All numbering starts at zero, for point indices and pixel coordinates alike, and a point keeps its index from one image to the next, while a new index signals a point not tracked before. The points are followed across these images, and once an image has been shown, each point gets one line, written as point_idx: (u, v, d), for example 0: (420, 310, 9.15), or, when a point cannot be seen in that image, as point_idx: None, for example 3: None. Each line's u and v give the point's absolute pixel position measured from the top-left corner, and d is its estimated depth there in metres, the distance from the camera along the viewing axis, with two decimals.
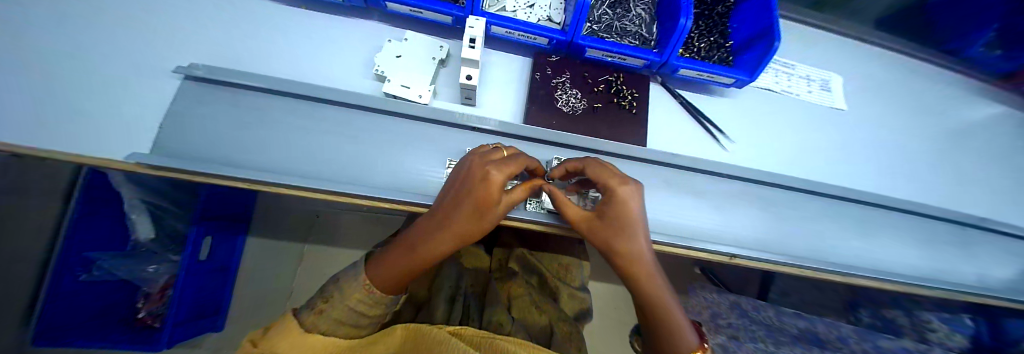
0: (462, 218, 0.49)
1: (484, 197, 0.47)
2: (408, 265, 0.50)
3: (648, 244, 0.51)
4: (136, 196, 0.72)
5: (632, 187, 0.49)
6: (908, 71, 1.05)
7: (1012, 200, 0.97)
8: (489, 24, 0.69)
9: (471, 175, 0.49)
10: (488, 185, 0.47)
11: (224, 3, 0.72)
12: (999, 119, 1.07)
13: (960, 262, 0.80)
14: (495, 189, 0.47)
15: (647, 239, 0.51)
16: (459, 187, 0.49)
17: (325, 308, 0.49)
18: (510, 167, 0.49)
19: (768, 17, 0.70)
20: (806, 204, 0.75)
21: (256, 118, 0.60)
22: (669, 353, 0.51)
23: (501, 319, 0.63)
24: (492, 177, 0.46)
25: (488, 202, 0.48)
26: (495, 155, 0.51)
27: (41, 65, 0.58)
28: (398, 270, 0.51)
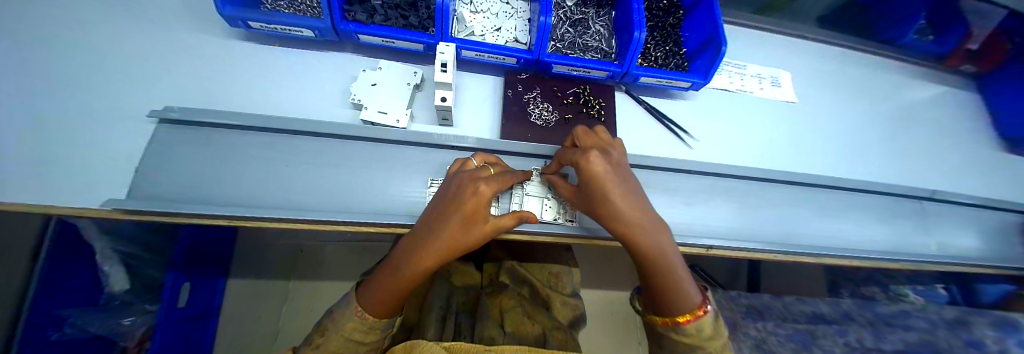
0: (450, 228, 0.50)
1: (472, 209, 0.50)
2: (397, 282, 0.51)
3: (635, 209, 0.49)
4: (108, 245, 0.73)
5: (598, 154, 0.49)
6: (850, 62, 1.14)
7: (963, 171, 1.04)
8: (459, 48, 0.72)
9: (460, 190, 0.51)
10: (478, 195, 0.50)
11: (197, 47, 0.74)
12: (938, 98, 1.17)
13: (922, 235, 0.85)
14: (484, 202, 0.50)
15: (629, 203, 0.49)
16: (448, 201, 0.52)
17: (320, 342, 0.50)
18: (499, 182, 0.52)
19: (714, 26, 0.77)
20: (771, 192, 0.80)
21: (234, 155, 0.60)
22: (673, 318, 0.48)
23: (492, 333, 0.63)
24: (481, 192, 0.50)
25: (476, 213, 0.51)
26: (483, 170, 0.55)
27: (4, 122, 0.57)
28: (390, 285, 0.51)
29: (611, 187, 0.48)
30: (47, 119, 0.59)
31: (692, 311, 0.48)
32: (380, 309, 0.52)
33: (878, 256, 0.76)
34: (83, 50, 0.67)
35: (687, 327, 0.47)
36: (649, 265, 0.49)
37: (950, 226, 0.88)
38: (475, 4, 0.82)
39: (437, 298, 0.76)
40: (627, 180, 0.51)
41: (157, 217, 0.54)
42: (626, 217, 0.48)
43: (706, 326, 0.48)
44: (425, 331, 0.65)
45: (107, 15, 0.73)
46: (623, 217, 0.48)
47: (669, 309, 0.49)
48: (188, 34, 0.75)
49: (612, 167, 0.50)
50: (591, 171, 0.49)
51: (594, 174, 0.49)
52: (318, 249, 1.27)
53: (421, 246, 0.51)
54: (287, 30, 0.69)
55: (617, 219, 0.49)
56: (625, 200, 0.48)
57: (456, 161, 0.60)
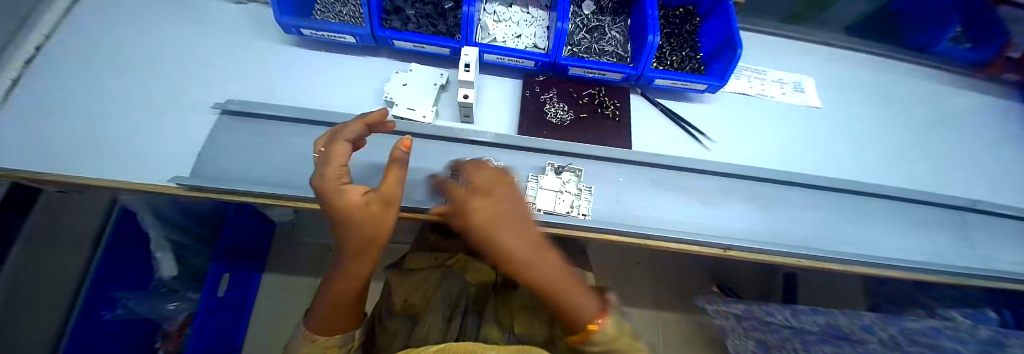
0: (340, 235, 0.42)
1: (335, 208, 0.42)
2: (333, 298, 0.44)
3: (509, 208, 0.42)
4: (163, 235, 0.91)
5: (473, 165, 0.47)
6: (881, 70, 1.11)
7: (1014, 184, 0.97)
8: (481, 52, 0.78)
9: (320, 194, 0.43)
10: (337, 192, 0.42)
11: (254, 52, 0.84)
12: (980, 107, 1.11)
13: (965, 248, 0.80)
14: (349, 196, 0.42)
15: (507, 205, 0.42)
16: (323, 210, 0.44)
17: None
18: (334, 167, 0.43)
19: (729, 31, 0.78)
20: (793, 195, 0.77)
21: (280, 143, 0.68)
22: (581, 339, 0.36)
23: (493, 336, 0.63)
24: (329, 189, 0.41)
25: (338, 213, 0.42)
26: (327, 156, 0.45)
27: (87, 112, 0.68)
28: (324, 304, 0.45)
29: (480, 190, 0.43)
30: (136, 111, 0.70)
31: (593, 320, 0.35)
32: (327, 325, 0.45)
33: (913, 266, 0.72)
34: (165, 56, 0.80)
35: (596, 340, 0.34)
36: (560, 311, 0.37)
37: (993, 239, 0.82)
38: (498, 14, 0.89)
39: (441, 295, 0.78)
40: (511, 207, 0.41)
41: (210, 196, 0.62)
42: (495, 222, 0.40)
43: (610, 332, 0.35)
44: (427, 326, 0.66)
45: (184, 26, 0.86)
46: (512, 252, 0.38)
47: (572, 327, 0.36)
48: (248, 41, 0.86)
49: (476, 174, 0.46)
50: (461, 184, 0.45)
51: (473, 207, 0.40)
52: None
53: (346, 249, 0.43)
54: (332, 37, 0.78)
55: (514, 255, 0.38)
56: (488, 202, 0.41)
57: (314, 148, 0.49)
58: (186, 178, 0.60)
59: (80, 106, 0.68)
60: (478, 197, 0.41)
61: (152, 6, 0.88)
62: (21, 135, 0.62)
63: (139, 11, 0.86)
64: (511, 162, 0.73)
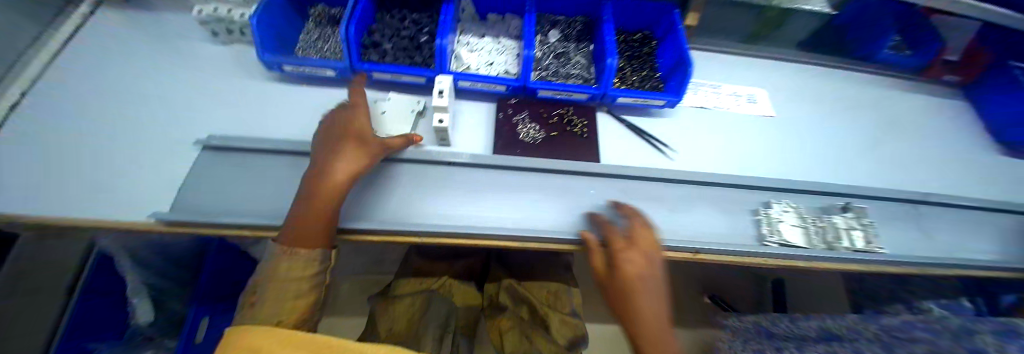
0: (346, 146, 0.59)
1: (355, 125, 0.63)
2: (311, 211, 0.54)
3: (653, 287, 0.59)
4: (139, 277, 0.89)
5: (632, 249, 0.60)
6: (829, 78, 1.20)
7: (962, 176, 1.03)
8: (455, 80, 0.84)
9: (341, 120, 0.64)
10: (360, 119, 0.64)
11: (237, 90, 0.88)
12: (923, 107, 1.20)
13: (922, 239, 0.84)
14: (365, 121, 0.65)
15: (652, 285, 0.59)
16: (334, 132, 0.62)
17: (254, 307, 0.51)
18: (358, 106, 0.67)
19: (681, 52, 0.86)
20: (754, 198, 0.81)
21: (259, 175, 0.70)
22: None
23: None
24: (358, 115, 0.65)
25: (357, 128, 0.62)
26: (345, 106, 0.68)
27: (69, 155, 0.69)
28: (302, 214, 0.54)
29: (631, 278, 0.59)
30: (120, 151, 0.72)
31: None
32: (302, 238, 0.54)
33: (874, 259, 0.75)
34: (149, 98, 0.83)
35: None
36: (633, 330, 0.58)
37: (949, 229, 0.87)
38: (471, 44, 0.96)
39: (432, 321, 0.83)
40: (651, 263, 0.60)
41: (192, 230, 0.63)
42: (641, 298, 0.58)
43: None
44: None
45: (169, 70, 0.90)
46: (636, 291, 0.58)
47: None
48: (231, 81, 0.90)
49: (638, 253, 0.60)
50: (624, 262, 0.59)
51: (621, 256, 0.60)
52: (334, 282, 1.27)
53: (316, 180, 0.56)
54: (313, 71, 0.83)
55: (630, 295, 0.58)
56: (637, 282, 0.58)
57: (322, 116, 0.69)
58: (166, 214, 0.61)
59: (60, 152, 0.69)
60: (635, 253, 0.60)
61: (139, 54, 0.92)
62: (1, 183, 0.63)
63: (126, 58, 0.90)
64: (487, 180, 0.76)
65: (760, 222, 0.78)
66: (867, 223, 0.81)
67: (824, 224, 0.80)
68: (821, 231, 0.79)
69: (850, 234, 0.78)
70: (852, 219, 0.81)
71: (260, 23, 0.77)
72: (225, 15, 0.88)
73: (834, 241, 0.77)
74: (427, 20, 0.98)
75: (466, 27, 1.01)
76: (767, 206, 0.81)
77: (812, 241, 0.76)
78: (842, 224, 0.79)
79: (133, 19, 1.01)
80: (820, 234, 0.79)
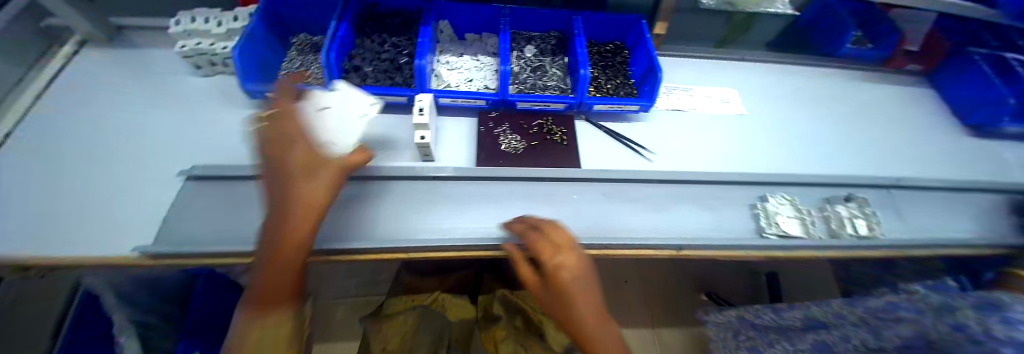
0: (307, 180, 0.56)
1: (305, 153, 0.58)
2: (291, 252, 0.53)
3: (587, 288, 0.60)
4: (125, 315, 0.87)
5: (563, 255, 0.59)
6: (796, 75, 1.26)
7: (931, 159, 1.08)
8: (436, 97, 0.86)
9: (283, 148, 0.56)
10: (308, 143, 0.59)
11: (221, 120, 0.89)
12: (888, 96, 1.25)
13: (897, 222, 0.86)
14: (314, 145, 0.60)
15: (586, 287, 0.60)
16: (278, 163, 0.56)
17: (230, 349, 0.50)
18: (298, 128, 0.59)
19: (650, 59, 0.91)
20: (734, 193, 0.83)
21: (243, 202, 0.70)
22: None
23: None
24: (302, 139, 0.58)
25: (308, 156, 0.58)
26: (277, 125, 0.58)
27: (51, 194, 0.70)
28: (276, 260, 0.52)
29: (567, 285, 0.59)
30: (102, 186, 0.73)
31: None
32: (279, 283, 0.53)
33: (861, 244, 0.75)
34: (132, 133, 0.84)
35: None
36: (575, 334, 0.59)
37: (922, 211, 0.90)
38: (450, 63, 0.99)
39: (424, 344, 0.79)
40: (575, 264, 0.60)
41: (178, 262, 0.63)
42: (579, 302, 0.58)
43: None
44: None
45: (153, 105, 0.91)
46: (568, 299, 0.58)
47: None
48: (215, 111, 0.91)
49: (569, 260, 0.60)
50: (559, 270, 0.59)
51: (548, 265, 0.59)
52: (325, 307, 1.25)
53: (288, 196, 0.54)
54: None
55: (564, 302, 0.59)
56: (574, 287, 0.58)
57: (259, 117, 0.62)
58: (149, 246, 0.61)
59: (41, 192, 0.70)
60: (565, 258, 0.59)
61: (123, 90, 0.94)
62: None
63: (109, 95, 0.92)
64: (472, 193, 0.77)
65: (759, 216, 0.79)
66: (871, 213, 0.80)
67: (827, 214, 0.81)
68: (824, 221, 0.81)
69: (855, 222, 0.78)
70: (855, 209, 0.81)
71: (242, 54, 0.79)
72: (207, 48, 0.90)
73: (837, 229, 0.78)
74: (406, 43, 1.02)
75: (445, 47, 1.04)
76: (764, 200, 0.82)
77: (809, 230, 0.76)
78: (846, 213, 0.80)
79: (117, 56, 1.03)
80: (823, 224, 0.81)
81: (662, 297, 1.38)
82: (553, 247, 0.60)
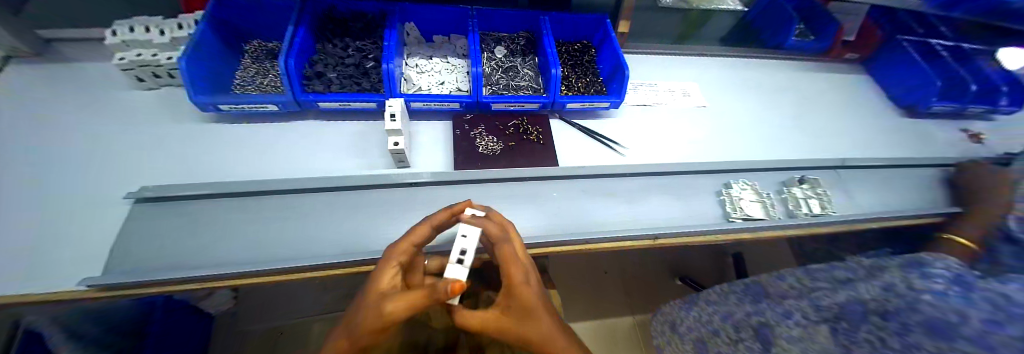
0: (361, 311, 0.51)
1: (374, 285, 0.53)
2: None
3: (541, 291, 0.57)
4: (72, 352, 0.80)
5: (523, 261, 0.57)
6: (752, 66, 1.34)
7: (870, 140, 1.18)
8: (407, 101, 0.84)
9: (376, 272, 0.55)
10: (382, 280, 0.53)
11: (174, 135, 0.83)
12: (832, 83, 1.36)
13: (844, 199, 0.94)
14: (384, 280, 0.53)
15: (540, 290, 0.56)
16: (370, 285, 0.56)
17: None
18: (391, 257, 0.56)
19: (617, 56, 0.93)
20: (701, 181, 0.88)
21: (203, 222, 0.66)
22: None
23: None
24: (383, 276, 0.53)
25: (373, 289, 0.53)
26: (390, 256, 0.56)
27: None
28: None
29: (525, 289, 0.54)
30: (38, 215, 0.66)
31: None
32: None
33: (817, 222, 0.81)
34: (70, 154, 0.77)
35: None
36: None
37: (865, 188, 0.99)
38: (419, 66, 0.97)
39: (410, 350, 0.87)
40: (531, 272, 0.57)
41: (134, 291, 0.59)
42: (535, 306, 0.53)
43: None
44: None
45: (93, 122, 0.83)
46: (535, 310, 0.53)
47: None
48: (166, 126, 0.85)
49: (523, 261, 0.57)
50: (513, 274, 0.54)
51: (511, 276, 0.54)
52: (304, 324, 1.20)
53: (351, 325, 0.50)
54: (254, 108, 0.80)
55: (529, 312, 0.53)
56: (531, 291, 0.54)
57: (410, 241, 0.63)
58: (97, 277, 0.56)
59: None
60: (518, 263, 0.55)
61: (56, 108, 0.85)
62: None
63: (41, 115, 0.83)
64: (451, 197, 0.76)
65: (724, 202, 0.84)
66: (822, 192, 0.87)
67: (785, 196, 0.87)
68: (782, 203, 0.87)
69: (808, 202, 0.85)
70: (809, 190, 0.88)
71: (190, 64, 0.73)
72: (151, 58, 0.83)
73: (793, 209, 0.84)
74: (371, 46, 0.99)
75: (413, 50, 1.02)
76: (729, 186, 0.87)
77: (770, 213, 0.81)
78: (799, 194, 0.87)
79: (46, 71, 0.93)
80: (781, 206, 0.87)
81: (642, 285, 1.43)
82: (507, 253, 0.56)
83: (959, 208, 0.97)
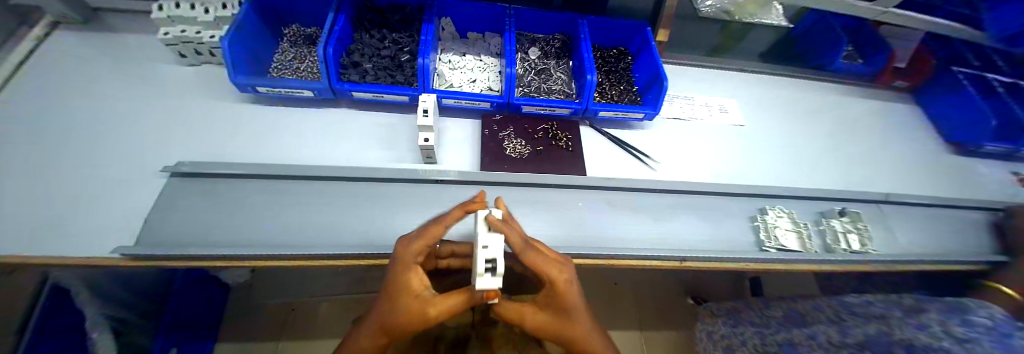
0: (389, 312, 0.48)
1: (398, 285, 0.49)
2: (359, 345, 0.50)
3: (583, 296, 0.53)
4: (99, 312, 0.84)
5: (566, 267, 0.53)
6: (793, 87, 1.27)
7: (913, 174, 1.12)
8: (439, 97, 0.84)
9: (394, 263, 0.51)
10: (408, 281, 0.49)
11: (210, 112, 0.85)
12: (877, 111, 1.29)
13: (884, 234, 0.89)
14: (415, 281, 0.49)
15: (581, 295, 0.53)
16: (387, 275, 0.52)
17: None
18: (411, 254, 0.50)
19: (656, 67, 0.90)
20: (734, 204, 0.84)
21: (235, 201, 0.67)
22: None
23: None
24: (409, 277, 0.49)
25: (399, 291, 0.49)
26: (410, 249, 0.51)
27: (29, 186, 0.66)
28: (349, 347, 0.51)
29: (569, 294, 0.51)
30: (81, 180, 0.68)
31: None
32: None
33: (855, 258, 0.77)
34: (114, 122, 0.79)
35: None
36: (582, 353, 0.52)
37: (906, 226, 0.93)
38: (453, 62, 0.97)
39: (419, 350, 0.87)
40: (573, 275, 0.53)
41: (165, 264, 0.60)
42: (576, 310, 0.51)
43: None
44: None
45: (134, 94, 0.86)
46: (574, 314, 0.51)
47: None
48: (202, 102, 0.87)
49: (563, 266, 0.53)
50: (557, 282, 0.50)
51: (553, 281, 0.50)
52: (313, 306, 1.21)
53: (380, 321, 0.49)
54: (291, 92, 0.80)
55: (569, 317, 0.51)
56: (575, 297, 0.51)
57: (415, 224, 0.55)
58: (132, 247, 0.57)
59: (9, 187, 0.65)
60: (559, 268, 0.51)
61: (103, 75, 0.88)
62: None
63: (87, 82, 0.86)
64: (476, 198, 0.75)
65: (758, 229, 0.80)
66: (862, 226, 0.83)
67: (823, 227, 0.83)
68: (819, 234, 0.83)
69: (847, 237, 0.80)
70: (849, 223, 0.84)
71: (232, 45, 0.74)
72: (193, 36, 0.84)
73: (831, 243, 0.80)
74: (408, 40, 0.99)
75: (447, 45, 1.01)
76: (763, 212, 0.83)
77: (806, 244, 0.77)
78: (839, 227, 0.82)
79: (94, 39, 0.97)
80: (818, 237, 0.82)
81: (654, 300, 1.40)
82: (549, 259, 0.51)
83: (1008, 257, 0.91)
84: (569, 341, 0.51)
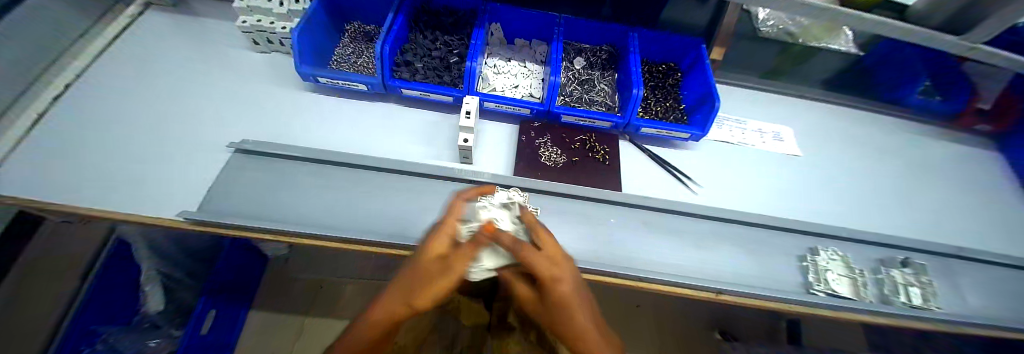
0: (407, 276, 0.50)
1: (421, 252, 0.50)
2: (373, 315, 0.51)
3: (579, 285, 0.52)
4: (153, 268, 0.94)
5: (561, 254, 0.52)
6: (854, 119, 1.18)
7: (993, 228, 0.99)
8: (482, 100, 0.86)
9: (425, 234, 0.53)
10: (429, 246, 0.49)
11: (270, 96, 0.92)
12: (952, 154, 1.16)
13: (954, 293, 0.79)
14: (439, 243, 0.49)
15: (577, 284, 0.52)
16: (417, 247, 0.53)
17: None
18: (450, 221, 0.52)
19: (707, 86, 0.87)
20: (780, 239, 0.79)
21: (285, 180, 0.71)
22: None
23: None
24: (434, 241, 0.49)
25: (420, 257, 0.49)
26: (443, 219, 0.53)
27: (113, 148, 0.74)
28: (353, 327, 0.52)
29: (562, 281, 0.50)
30: (155, 146, 0.76)
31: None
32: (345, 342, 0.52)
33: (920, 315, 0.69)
34: (188, 97, 0.88)
35: None
36: (582, 353, 0.50)
37: (984, 289, 0.82)
38: (498, 67, 0.99)
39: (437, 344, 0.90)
40: (572, 273, 0.52)
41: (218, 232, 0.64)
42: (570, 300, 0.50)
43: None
44: None
45: (208, 74, 0.95)
46: (569, 303, 0.50)
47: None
48: (265, 86, 0.94)
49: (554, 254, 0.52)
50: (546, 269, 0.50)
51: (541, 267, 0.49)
52: (338, 287, 1.27)
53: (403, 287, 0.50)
54: (347, 84, 0.85)
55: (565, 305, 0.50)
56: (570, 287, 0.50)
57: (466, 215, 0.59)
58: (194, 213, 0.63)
59: (99, 147, 0.74)
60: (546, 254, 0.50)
61: (184, 54, 0.99)
62: (44, 174, 0.68)
63: (170, 60, 0.96)
64: None
65: (807, 270, 0.74)
66: (928, 281, 0.74)
67: (880, 276, 0.75)
68: (875, 283, 0.75)
69: (909, 290, 0.72)
70: (911, 275, 0.76)
71: (300, 36, 0.80)
72: (267, 25, 0.93)
73: (890, 295, 0.72)
74: (458, 42, 1.02)
75: (494, 50, 1.04)
76: (814, 252, 0.77)
77: (860, 292, 0.71)
78: (900, 279, 0.74)
79: (180, 21, 1.08)
80: (873, 286, 0.75)
81: (676, 327, 1.34)
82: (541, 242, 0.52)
83: None
84: (568, 336, 0.51)
